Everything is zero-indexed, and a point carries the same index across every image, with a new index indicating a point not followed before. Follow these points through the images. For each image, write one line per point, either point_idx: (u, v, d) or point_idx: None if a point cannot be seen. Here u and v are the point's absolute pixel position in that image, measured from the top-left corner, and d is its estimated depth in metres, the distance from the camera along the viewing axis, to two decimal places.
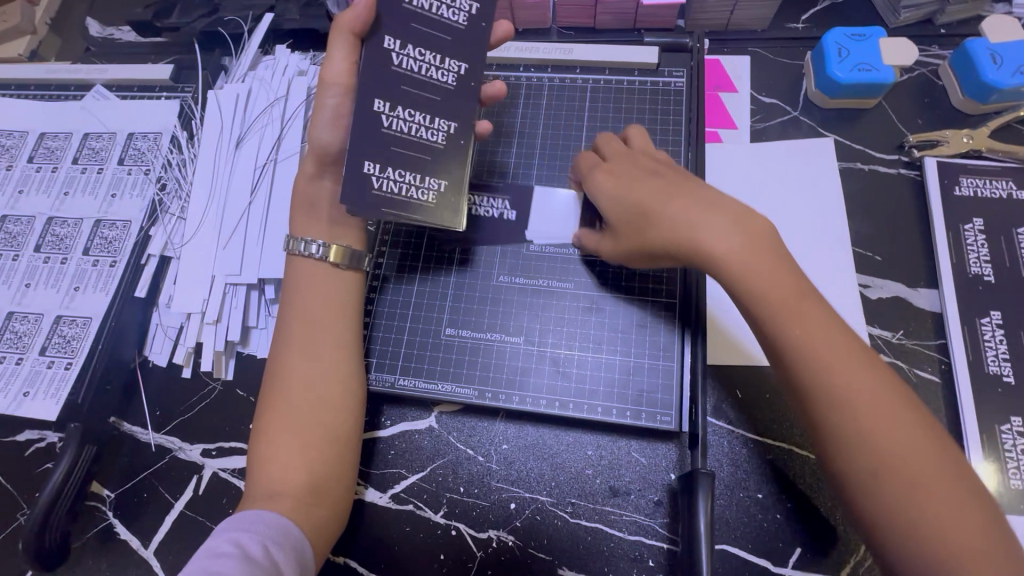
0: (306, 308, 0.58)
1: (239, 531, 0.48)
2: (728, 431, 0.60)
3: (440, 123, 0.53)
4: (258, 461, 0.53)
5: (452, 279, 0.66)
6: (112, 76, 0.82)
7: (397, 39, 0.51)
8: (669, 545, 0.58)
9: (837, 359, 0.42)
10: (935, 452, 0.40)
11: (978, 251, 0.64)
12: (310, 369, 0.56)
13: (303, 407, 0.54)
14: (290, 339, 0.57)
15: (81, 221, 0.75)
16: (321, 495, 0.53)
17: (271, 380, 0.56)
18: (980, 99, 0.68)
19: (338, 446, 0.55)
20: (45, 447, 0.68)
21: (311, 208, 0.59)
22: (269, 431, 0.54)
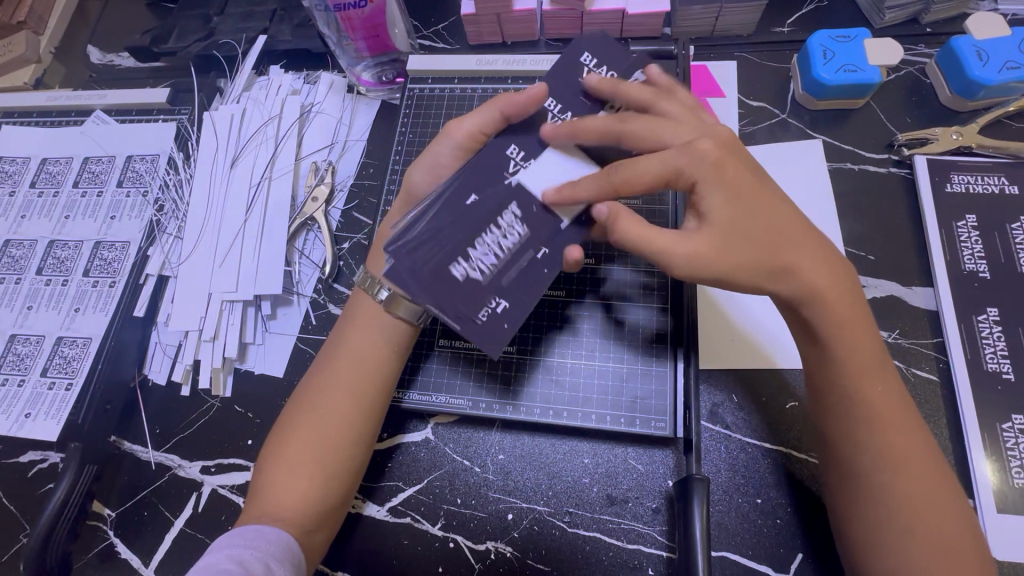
0: (354, 342, 0.58)
1: (235, 548, 0.48)
2: (724, 436, 0.60)
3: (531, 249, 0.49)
4: (271, 476, 0.53)
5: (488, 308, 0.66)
6: (111, 101, 0.84)
7: (560, 103, 0.51)
8: (668, 553, 0.57)
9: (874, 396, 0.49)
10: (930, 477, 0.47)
11: (973, 247, 0.63)
12: (343, 401, 0.55)
13: (329, 434, 0.54)
14: (331, 365, 0.57)
15: (82, 243, 0.76)
16: (327, 516, 0.54)
17: (304, 404, 0.56)
18: (968, 96, 0.68)
19: (350, 474, 0.55)
20: (47, 467, 0.69)
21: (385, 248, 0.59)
22: (289, 450, 0.54)
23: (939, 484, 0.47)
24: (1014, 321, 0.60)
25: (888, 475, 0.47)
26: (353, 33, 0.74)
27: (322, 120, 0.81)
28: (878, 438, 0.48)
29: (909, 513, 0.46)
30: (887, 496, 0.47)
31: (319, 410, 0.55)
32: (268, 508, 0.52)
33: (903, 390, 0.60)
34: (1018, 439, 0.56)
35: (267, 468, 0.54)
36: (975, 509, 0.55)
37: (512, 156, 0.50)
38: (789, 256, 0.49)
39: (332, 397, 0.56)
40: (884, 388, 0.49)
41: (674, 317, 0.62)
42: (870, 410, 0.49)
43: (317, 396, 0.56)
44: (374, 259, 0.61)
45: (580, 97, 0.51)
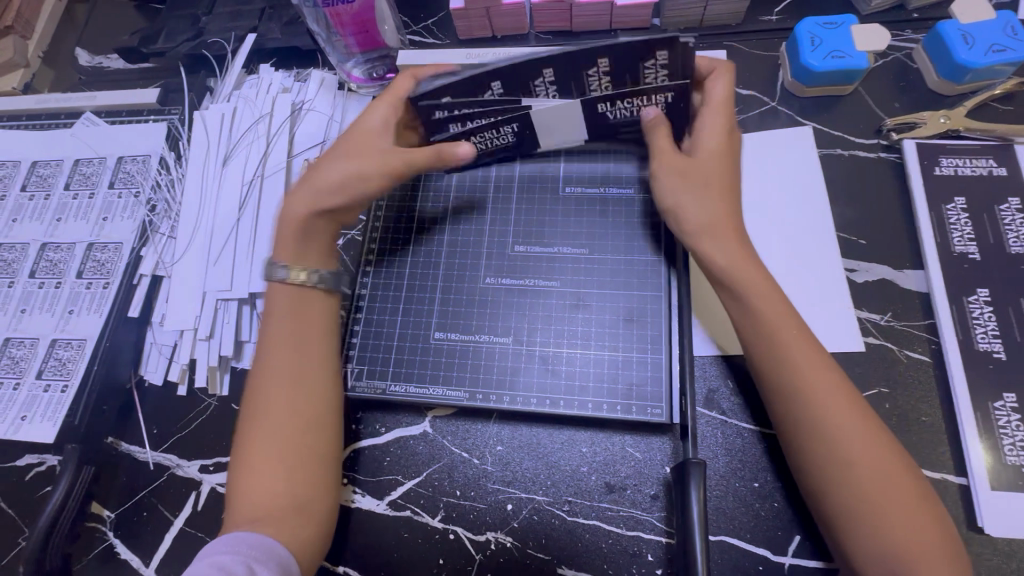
0: (290, 340, 0.58)
1: (216, 554, 0.48)
2: (721, 421, 0.61)
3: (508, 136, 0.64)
4: (244, 479, 0.53)
5: (486, 300, 0.66)
6: (101, 102, 0.84)
7: (608, 65, 0.54)
8: (667, 539, 0.57)
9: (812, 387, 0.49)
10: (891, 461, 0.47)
11: (962, 230, 0.64)
12: (293, 393, 0.56)
13: (288, 426, 0.55)
14: (270, 361, 0.58)
15: (74, 245, 0.76)
16: (309, 508, 0.54)
17: (256, 409, 0.56)
18: (954, 80, 0.69)
19: (325, 463, 0.56)
20: (45, 470, 0.68)
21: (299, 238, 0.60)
22: (252, 450, 0.54)
23: (877, 429, 0.49)
24: (1004, 301, 0.60)
25: (828, 425, 0.48)
26: (343, 30, 0.74)
27: (313, 117, 0.80)
28: (805, 378, 0.50)
29: (856, 466, 0.47)
30: (832, 443, 0.48)
31: (274, 411, 0.55)
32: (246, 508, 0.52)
33: (896, 372, 0.60)
34: (1010, 417, 0.56)
35: (240, 476, 0.54)
36: (969, 487, 0.55)
37: (543, 79, 0.55)
38: (714, 203, 0.56)
39: (279, 392, 0.56)
40: (790, 329, 0.52)
41: (668, 305, 0.63)
42: (791, 354, 0.51)
43: (263, 392, 0.56)
44: (283, 245, 0.61)
45: (628, 76, 0.55)
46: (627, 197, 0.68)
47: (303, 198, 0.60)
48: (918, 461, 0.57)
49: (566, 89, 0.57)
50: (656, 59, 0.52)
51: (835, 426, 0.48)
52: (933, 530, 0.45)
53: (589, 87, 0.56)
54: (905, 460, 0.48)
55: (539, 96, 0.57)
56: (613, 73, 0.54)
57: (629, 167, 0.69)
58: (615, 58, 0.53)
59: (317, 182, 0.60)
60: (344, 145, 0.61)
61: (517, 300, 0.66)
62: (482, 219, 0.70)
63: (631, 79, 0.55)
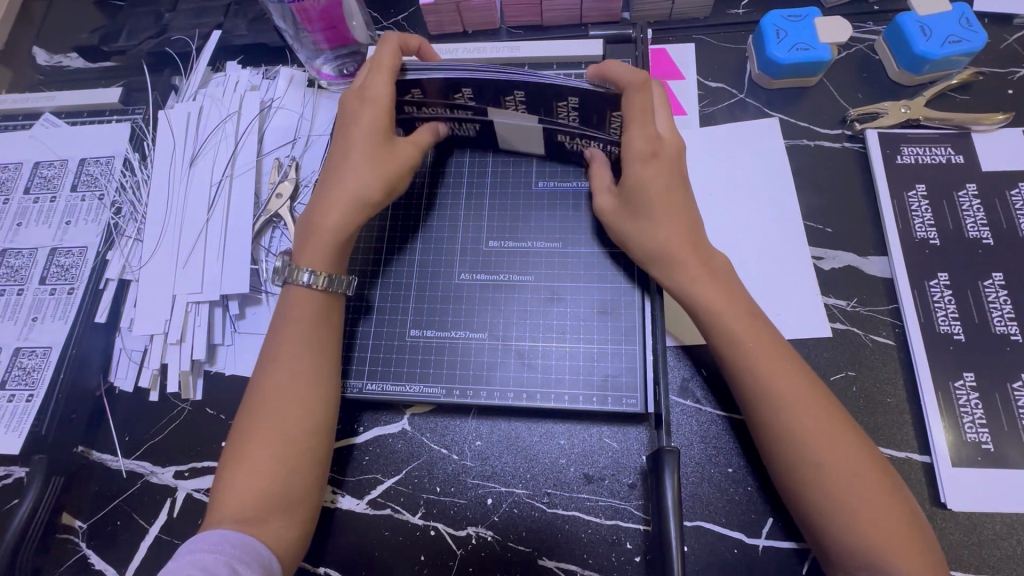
0: (293, 340, 0.58)
1: (197, 552, 0.47)
2: (695, 409, 0.62)
3: (468, 128, 0.67)
4: (233, 480, 0.52)
5: (462, 296, 0.66)
6: (61, 103, 0.81)
7: (577, 102, 0.55)
8: (645, 527, 0.58)
9: (789, 380, 0.51)
10: (863, 452, 0.49)
11: (923, 216, 0.66)
12: (297, 391, 0.56)
13: (285, 424, 0.54)
14: (270, 358, 0.57)
15: (37, 251, 0.74)
16: (295, 506, 0.53)
17: (255, 410, 0.55)
18: (914, 70, 0.71)
19: (317, 461, 0.55)
20: (11, 482, 0.66)
21: (314, 237, 0.59)
22: (244, 449, 0.53)
23: (840, 414, 0.50)
24: (963, 285, 0.62)
25: (791, 413, 0.50)
26: (310, 26, 0.72)
27: (283, 116, 0.79)
28: (773, 369, 0.52)
29: (832, 457, 0.48)
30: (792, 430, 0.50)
31: (275, 412, 0.55)
32: (228, 506, 0.51)
33: (862, 356, 0.62)
34: (969, 395, 0.58)
35: (228, 475, 0.53)
36: (932, 466, 0.57)
37: (513, 100, 0.57)
38: (658, 228, 0.57)
39: (279, 391, 0.56)
40: (755, 322, 0.54)
41: (641, 296, 0.64)
42: (757, 348, 0.53)
43: (262, 391, 0.56)
44: (303, 252, 0.60)
45: (595, 114, 0.57)
46: None
47: (343, 214, 0.59)
48: (884, 441, 0.59)
49: (536, 108, 0.58)
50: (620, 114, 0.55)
51: (797, 413, 0.50)
52: (893, 503, 0.47)
53: (556, 113, 0.58)
54: (875, 451, 0.50)
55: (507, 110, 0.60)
56: (577, 107, 0.56)
57: None
58: (585, 102, 0.55)
59: (350, 192, 0.59)
60: (365, 144, 0.59)
61: (493, 294, 0.66)
62: (455, 214, 0.70)
63: (599, 121, 0.58)
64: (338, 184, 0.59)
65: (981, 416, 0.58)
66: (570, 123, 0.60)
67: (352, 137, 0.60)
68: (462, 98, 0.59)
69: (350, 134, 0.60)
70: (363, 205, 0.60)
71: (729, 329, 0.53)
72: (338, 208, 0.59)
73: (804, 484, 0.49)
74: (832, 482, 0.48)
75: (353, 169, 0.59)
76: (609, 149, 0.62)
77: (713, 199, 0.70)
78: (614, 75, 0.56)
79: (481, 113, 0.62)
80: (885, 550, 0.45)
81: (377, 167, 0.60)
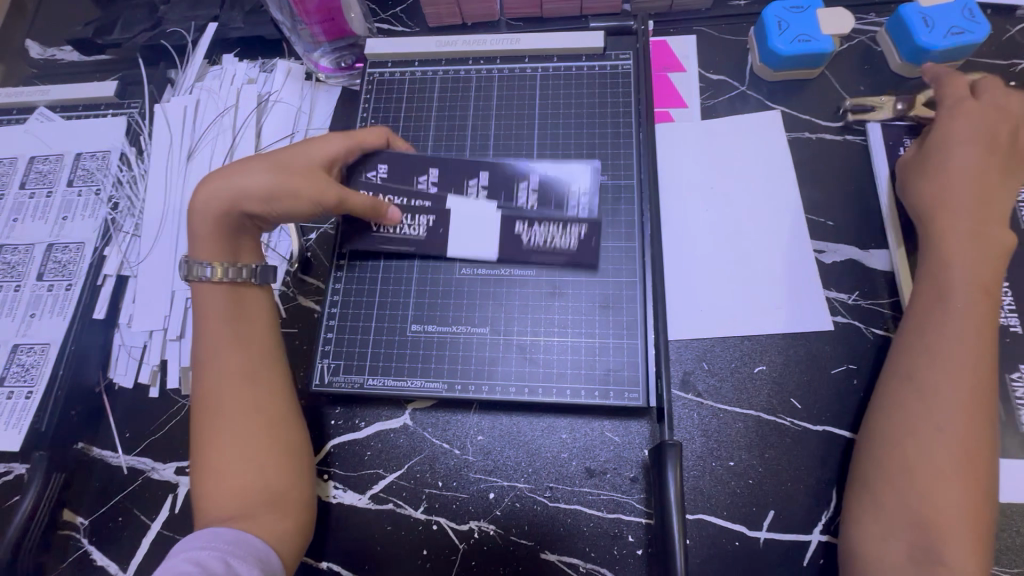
0: (219, 335, 0.58)
1: (192, 550, 0.47)
2: (696, 403, 0.62)
3: (418, 222, 0.63)
4: (207, 480, 0.53)
5: (462, 297, 0.66)
6: (56, 97, 0.80)
7: (529, 187, 0.62)
8: (646, 520, 0.58)
9: (957, 364, 0.51)
10: (974, 456, 0.48)
11: None
12: (234, 386, 0.56)
13: (232, 420, 0.54)
14: (202, 359, 0.57)
15: (33, 246, 0.73)
16: (281, 503, 0.53)
17: (199, 410, 0.56)
18: (917, 62, 0.70)
19: (283, 449, 0.55)
20: (11, 479, 0.66)
21: (199, 231, 0.59)
22: (204, 449, 0.54)
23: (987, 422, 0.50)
24: None
25: (944, 384, 0.51)
26: (308, 18, 0.73)
27: (281, 108, 0.78)
28: (964, 336, 0.52)
29: (950, 443, 0.49)
30: (930, 387, 0.51)
31: (219, 409, 0.55)
32: (209, 504, 0.52)
33: (864, 349, 0.62)
34: None
35: (200, 476, 0.53)
36: None
37: (475, 186, 0.63)
38: (951, 182, 0.58)
39: (223, 393, 0.56)
40: (982, 297, 0.53)
41: (643, 291, 0.64)
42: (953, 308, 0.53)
43: (203, 394, 0.56)
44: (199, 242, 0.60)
45: (548, 190, 0.62)
46: (601, 183, 0.68)
47: (224, 202, 0.58)
48: None
49: (495, 195, 0.63)
50: (579, 198, 0.62)
51: (949, 390, 0.50)
52: (970, 505, 0.47)
53: (513, 197, 0.62)
54: (990, 468, 0.49)
55: (466, 197, 0.63)
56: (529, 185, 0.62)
57: (605, 157, 0.69)
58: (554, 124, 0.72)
59: (232, 181, 0.58)
60: (285, 149, 0.60)
61: (493, 290, 0.65)
62: None
63: (556, 205, 0.62)
64: (232, 172, 0.58)
65: None
66: (528, 208, 0.62)
67: (281, 145, 0.61)
68: (423, 185, 0.63)
69: (288, 144, 0.61)
70: (239, 199, 0.58)
71: (941, 295, 0.54)
72: (220, 195, 0.58)
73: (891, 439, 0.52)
74: (921, 450, 0.49)
75: (254, 166, 0.59)
76: (572, 233, 0.62)
77: (713, 193, 0.70)
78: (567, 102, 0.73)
79: (439, 198, 0.62)
80: (931, 531, 0.47)
81: (275, 168, 0.58)
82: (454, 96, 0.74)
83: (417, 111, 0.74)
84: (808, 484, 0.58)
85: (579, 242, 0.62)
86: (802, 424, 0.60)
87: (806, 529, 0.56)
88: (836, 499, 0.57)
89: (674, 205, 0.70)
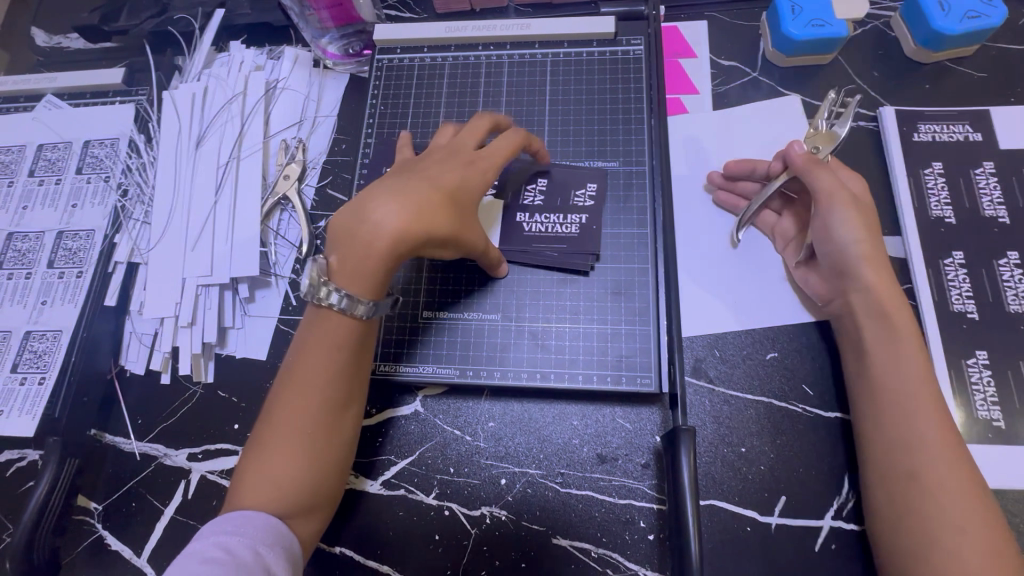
0: (323, 339, 0.51)
1: (222, 535, 0.46)
2: (708, 389, 0.62)
3: None
4: (264, 471, 0.49)
5: (473, 285, 0.65)
6: (63, 84, 0.80)
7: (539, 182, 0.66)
8: (658, 505, 0.58)
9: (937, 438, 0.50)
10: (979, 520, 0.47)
11: (940, 195, 0.65)
12: (326, 398, 0.51)
13: (313, 426, 0.50)
14: (296, 366, 0.51)
15: (43, 234, 0.73)
16: (315, 511, 0.52)
17: (282, 400, 0.51)
18: (931, 48, 0.70)
19: (340, 463, 0.53)
20: (26, 465, 0.66)
21: (355, 253, 0.49)
22: (273, 440, 0.50)
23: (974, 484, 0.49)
24: (978, 263, 0.62)
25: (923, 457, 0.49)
26: (316, 3, 0.72)
27: (289, 96, 0.78)
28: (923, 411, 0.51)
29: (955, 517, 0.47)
30: (925, 478, 0.49)
31: (305, 412, 0.50)
32: (259, 499, 0.48)
33: None
34: (981, 372, 0.59)
35: (255, 461, 0.50)
36: None
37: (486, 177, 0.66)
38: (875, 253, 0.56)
39: (314, 401, 0.50)
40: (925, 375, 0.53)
41: (655, 277, 0.64)
42: (901, 389, 0.52)
43: (293, 388, 0.51)
44: (349, 272, 0.49)
45: (557, 189, 0.66)
46: (613, 169, 0.68)
47: (402, 227, 0.48)
48: None
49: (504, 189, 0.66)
50: (587, 189, 0.66)
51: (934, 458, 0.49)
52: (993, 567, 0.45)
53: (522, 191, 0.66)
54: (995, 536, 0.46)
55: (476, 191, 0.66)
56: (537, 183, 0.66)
57: (617, 144, 0.69)
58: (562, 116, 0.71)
59: (406, 205, 0.49)
60: (456, 178, 0.53)
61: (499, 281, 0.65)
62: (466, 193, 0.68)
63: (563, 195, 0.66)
64: (389, 197, 0.49)
65: (993, 393, 0.58)
66: (534, 201, 0.66)
67: (443, 168, 0.54)
68: None
69: (450, 165, 0.54)
70: (409, 231, 0.48)
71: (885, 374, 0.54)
72: (392, 220, 0.48)
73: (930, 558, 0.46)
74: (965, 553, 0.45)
75: (424, 192, 0.50)
76: (573, 221, 0.65)
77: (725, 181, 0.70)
78: (575, 92, 0.72)
79: None
80: None
81: (452, 200, 0.51)
82: (464, 83, 0.73)
83: (426, 98, 0.74)
84: (819, 472, 0.58)
85: (580, 229, 0.64)
86: (813, 410, 0.60)
87: (818, 515, 0.56)
88: (848, 485, 0.57)
89: (685, 192, 0.70)
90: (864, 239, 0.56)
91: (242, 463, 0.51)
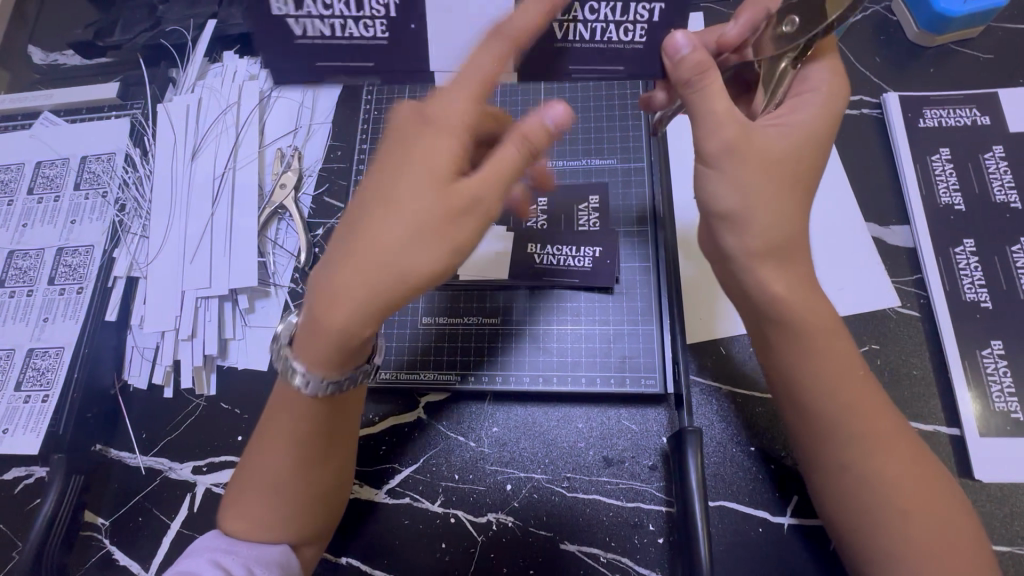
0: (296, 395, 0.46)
1: (216, 552, 0.47)
2: (715, 388, 0.61)
3: None
4: (248, 506, 0.48)
5: (476, 296, 0.65)
6: (59, 101, 0.80)
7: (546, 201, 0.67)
8: (667, 508, 0.57)
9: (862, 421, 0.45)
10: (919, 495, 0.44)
11: (948, 181, 0.64)
12: (304, 446, 0.47)
13: (293, 472, 0.48)
14: (272, 413, 0.48)
15: (44, 251, 0.73)
16: (313, 537, 0.52)
17: (264, 441, 0.48)
18: (935, 31, 0.68)
19: (330, 497, 0.52)
20: (32, 482, 0.66)
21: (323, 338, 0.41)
22: (256, 479, 0.48)
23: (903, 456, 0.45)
24: (990, 250, 0.61)
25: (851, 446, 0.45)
26: None
27: (283, 103, 0.78)
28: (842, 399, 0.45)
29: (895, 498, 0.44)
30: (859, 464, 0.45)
31: (285, 458, 0.47)
32: (246, 533, 0.48)
33: (890, 330, 0.60)
34: (997, 363, 0.57)
35: (241, 495, 0.49)
36: (961, 437, 0.55)
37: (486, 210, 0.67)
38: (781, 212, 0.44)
39: (291, 449, 0.47)
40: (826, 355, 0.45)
41: (657, 275, 0.63)
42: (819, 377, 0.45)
43: (273, 433, 0.48)
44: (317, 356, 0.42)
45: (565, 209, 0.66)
46: (610, 166, 0.68)
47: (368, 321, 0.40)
48: (911, 414, 0.57)
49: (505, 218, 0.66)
50: (590, 203, 0.66)
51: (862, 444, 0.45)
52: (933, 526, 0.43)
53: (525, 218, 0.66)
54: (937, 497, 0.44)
55: None
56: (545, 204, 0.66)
57: (612, 140, 0.69)
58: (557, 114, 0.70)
59: (382, 287, 0.39)
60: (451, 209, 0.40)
61: (506, 297, 0.65)
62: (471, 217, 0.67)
63: (566, 219, 0.66)
64: (366, 271, 0.39)
65: (1009, 384, 0.56)
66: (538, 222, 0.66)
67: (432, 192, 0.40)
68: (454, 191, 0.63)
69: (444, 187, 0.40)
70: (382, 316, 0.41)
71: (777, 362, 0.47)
72: (366, 311, 0.40)
73: (871, 527, 0.44)
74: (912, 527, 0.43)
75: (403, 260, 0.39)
76: (586, 254, 0.64)
77: None
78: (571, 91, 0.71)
79: None
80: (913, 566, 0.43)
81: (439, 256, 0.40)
82: None
83: None
84: None
85: (594, 262, 0.63)
86: None
87: None
88: None
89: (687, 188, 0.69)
90: (735, 202, 0.44)
91: (231, 491, 0.50)
